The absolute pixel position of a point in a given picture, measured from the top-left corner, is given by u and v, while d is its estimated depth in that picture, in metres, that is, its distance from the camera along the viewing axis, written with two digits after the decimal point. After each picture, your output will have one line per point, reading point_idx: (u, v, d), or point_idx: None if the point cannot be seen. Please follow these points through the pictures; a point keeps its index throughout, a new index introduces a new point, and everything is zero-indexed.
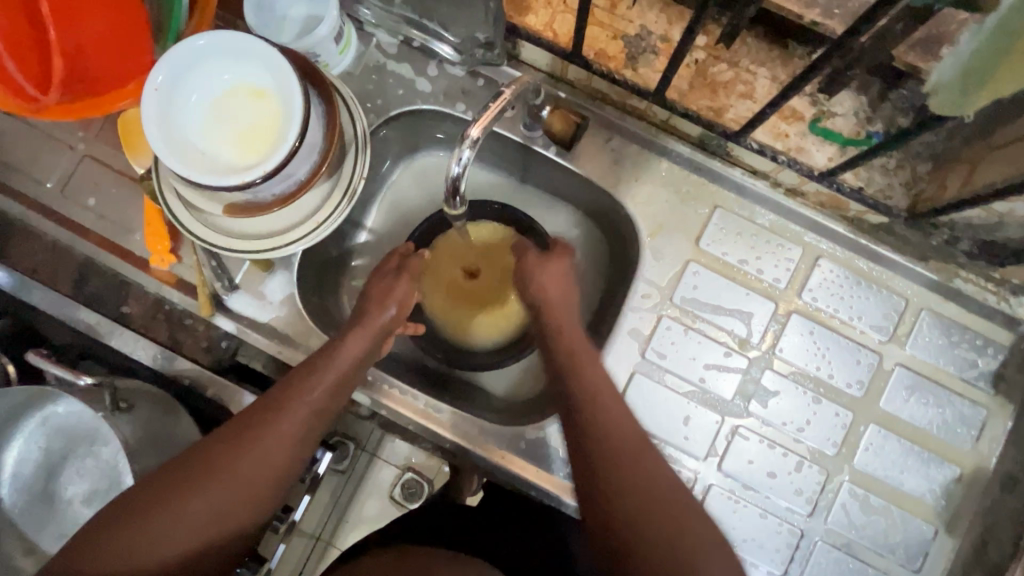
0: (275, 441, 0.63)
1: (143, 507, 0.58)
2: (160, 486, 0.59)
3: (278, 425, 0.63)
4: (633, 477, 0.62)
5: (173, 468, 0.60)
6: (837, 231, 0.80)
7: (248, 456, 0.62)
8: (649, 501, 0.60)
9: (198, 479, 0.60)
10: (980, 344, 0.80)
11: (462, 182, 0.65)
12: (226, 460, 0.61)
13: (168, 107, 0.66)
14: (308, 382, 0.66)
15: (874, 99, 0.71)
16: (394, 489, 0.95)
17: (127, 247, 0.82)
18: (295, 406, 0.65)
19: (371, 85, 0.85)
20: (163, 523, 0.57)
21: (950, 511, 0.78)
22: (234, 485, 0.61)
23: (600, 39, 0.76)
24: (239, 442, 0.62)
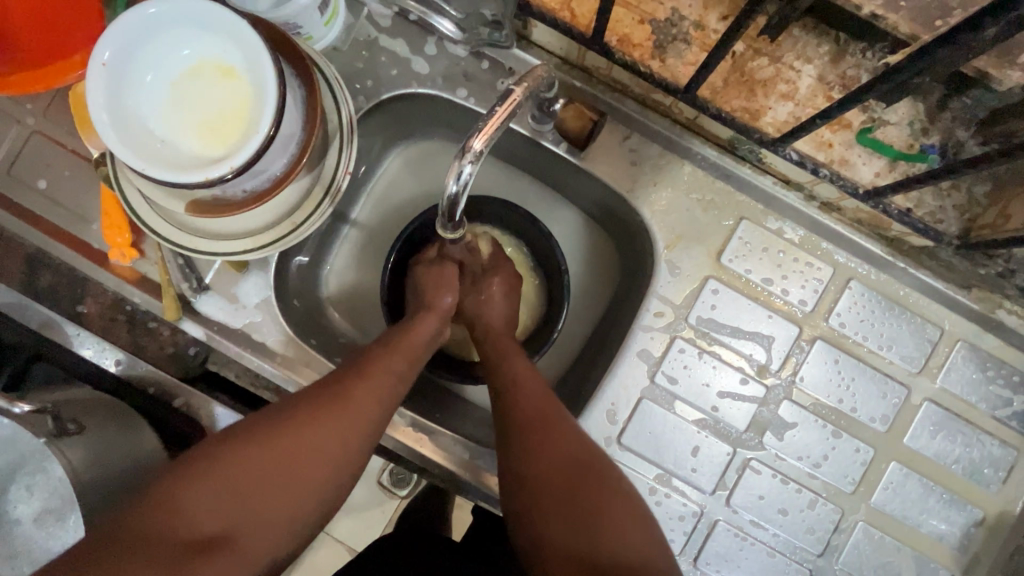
0: (342, 428, 0.56)
1: (198, 468, 0.50)
2: (215, 448, 0.52)
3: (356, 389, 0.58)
4: (570, 479, 0.56)
5: (231, 437, 0.53)
6: (872, 251, 0.72)
7: (314, 439, 0.54)
8: (576, 509, 0.54)
9: (259, 455, 0.52)
10: (1016, 381, 0.73)
11: (461, 201, 0.55)
12: (295, 418, 0.55)
13: (119, 88, 0.56)
14: (378, 362, 0.61)
15: (932, 107, 0.63)
16: (381, 476, 1.00)
17: (83, 238, 0.74)
18: (369, 384, 0.59)
19: (361, 63, 0.74)
20: (220, 481, 0.50)
21: (969, 556, 0.73)
22: (293, 473, 0.53)
23: (624, 23, 0.66)
24: (301, 416, 0.55)
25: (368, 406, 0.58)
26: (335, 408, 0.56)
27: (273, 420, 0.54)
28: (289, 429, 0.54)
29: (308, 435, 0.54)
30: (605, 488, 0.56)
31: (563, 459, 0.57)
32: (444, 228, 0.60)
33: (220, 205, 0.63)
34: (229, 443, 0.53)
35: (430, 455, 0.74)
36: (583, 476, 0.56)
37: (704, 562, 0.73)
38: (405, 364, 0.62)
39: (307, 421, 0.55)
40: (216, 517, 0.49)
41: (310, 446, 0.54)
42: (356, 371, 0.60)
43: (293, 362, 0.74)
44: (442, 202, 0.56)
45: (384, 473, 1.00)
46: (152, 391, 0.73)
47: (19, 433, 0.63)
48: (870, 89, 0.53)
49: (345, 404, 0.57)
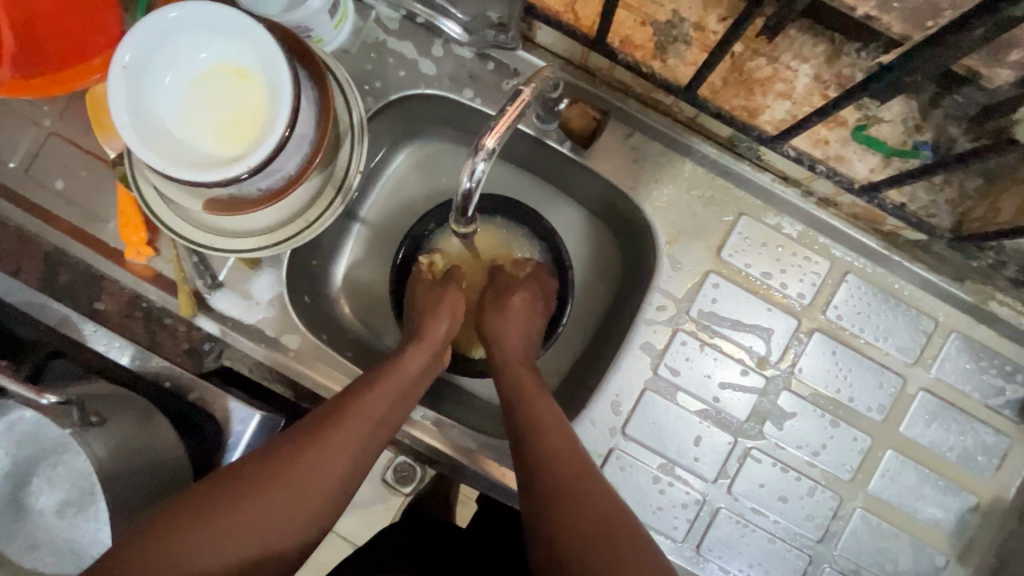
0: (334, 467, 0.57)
1: (181, 519, 0.53)
2: (200, 497, 0.54)
3: (339, 432, 0.60)
4: (560, 515, 0.56)
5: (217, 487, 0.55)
6: (867, 245, 0.74)
7: (306, 477, 0.56)
8: (589, 548, 0.54)
9: (240, 506, 0.54)
10: (1009, 371, 0.75)
11: (476, 195, 0.57)
12: (278, 466, 0.57)
13: (138, 90, 0.58)
14: (362, 403, 0.62)
15: (924, 105, 0.65)
16: (385, 473, 1.00)
17: (100, 237, 0.76)
18: (350, 428, 0.60)
19: (370, 65, 0.76)
20: (202, 532, 0.52)
21: (964, 540, 0.75)
22: (282, 512, 0.55)
23: (626, 25, 0.68)
24: (284, 463, 0.57)
25: (358, 442, 0.60)
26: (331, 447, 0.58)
27: (259, 469, 0.56)
28: (286, 468, 0.56)
29: (301, 474, 0.56)
30: (597, 524, 0.55)
31: (570, 499, 0.57)
32: (457, 223, 0.62)
33: (235, 203, 0.65)
34: (233, 480, 0.55)
35: (440, 447, 0.76)
36: (589, 515, 0.56)
37: (706, 548, 0.75)
38: (389, 401, 0.64)
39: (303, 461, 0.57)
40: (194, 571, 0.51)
41: (302, 487, 0.56)
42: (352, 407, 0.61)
43: (305, 357, 0.76)
44: (456, 196, 0.58)
45: (388, 469, 1.00)
46: (168, 385, 0.75)
47: (43, 426, 0.65)
48: (864, 86, 0.55)
49: (330, 444, 0.58)
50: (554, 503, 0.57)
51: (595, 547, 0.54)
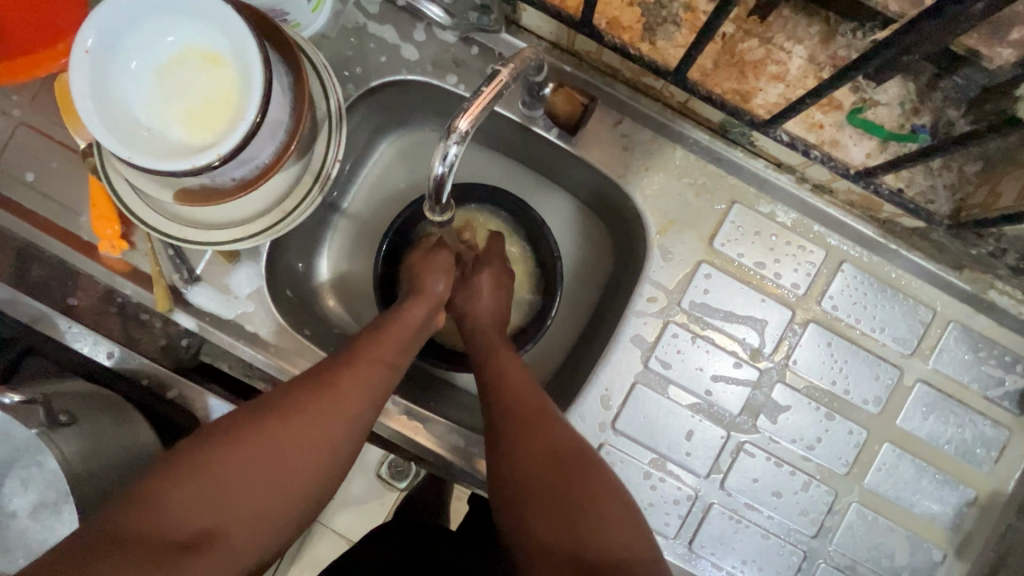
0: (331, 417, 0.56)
1: (183, 464, 0.51)
2: (200, 443, 0.52)
3: (343, 382, 0.57)
4: (535, 464, 0.56)
5: (217, 432, 0.53)
6: (863, 233, 0.72)
7: (303, 428, 0.54)
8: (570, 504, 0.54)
9: (242, 453, 0.52)
10: (1008, 361, 0.73)
11: (448, 183, 0.54)
12: (282, 412, 0.55)
13: (103, 76, 0.56)
14: (367, 352, 0.60)
15: (922, 87, 0.63)
16: (381, 468, 1.01)
17: (73, 230, 0.73)
18: (356, 376, 0.58)
19: (350, 50, 0.74)
20: (205, 477, 0.50)
21: (962, 535, 0.74)
22: (279, 465, 0.53)
23: (614, 5, 0.65)
24: (286, 410, 0.55)
25: (359, 392, 0.58)
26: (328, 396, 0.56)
27: (261, 415, 0.54)
28: (281, 418, 0.54)
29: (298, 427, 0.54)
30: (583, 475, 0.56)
31: (549, 450, 0.57)
32: (433, 212, 0.60)
33: (209, 194, 0.62)
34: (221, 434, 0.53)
35: (426, 443, 0.75)
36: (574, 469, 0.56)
37: (698, 545, 0.74)
38: (395, 353, 0.62)
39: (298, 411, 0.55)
40: (195, 515, 0.49)
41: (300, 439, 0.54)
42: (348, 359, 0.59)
43: (286, 352, 0.74)
44: (428, 185, 0.56)
45: (383, 465, 1.01)
46: (146, 382, 0.73)
47: (13, 426, 0.62)
48: (860, 64, 0.52)
49: (337, 391, 0.56)
50: (530, 449, 0.58)
51: (580, 501, 0.54)
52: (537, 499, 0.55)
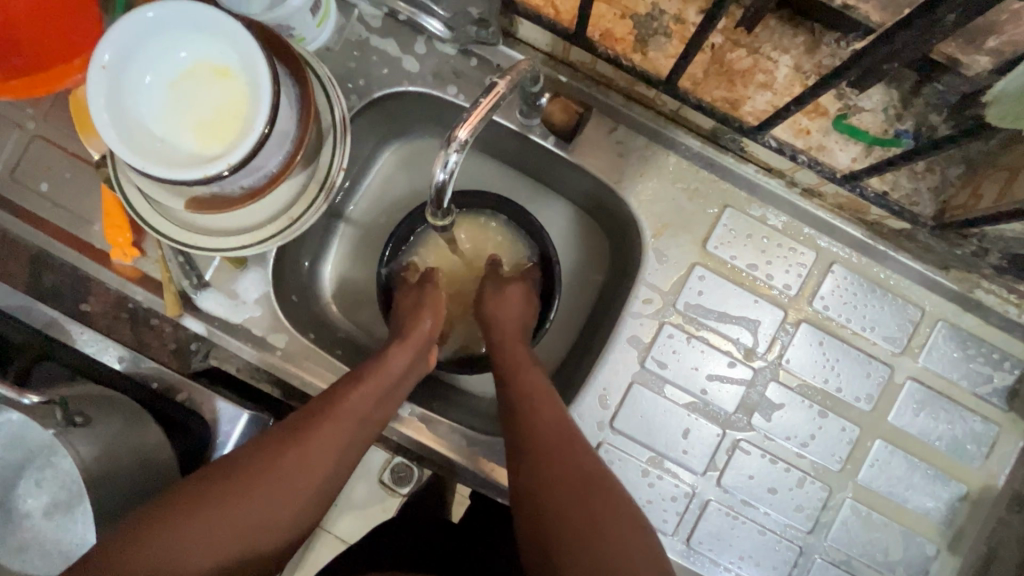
0: (320, 463, 0.60)
1: (163, 515, 0.54)
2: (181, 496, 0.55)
3: (320, 434, 0.60)
4: (540, 478, 0.59)
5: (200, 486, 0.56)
6: (853, 235, 0.74)
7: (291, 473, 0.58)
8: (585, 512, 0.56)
9: (220, 506, 0.55)
10: (996, 359, 0.75)
11: (449, 190, 0.57)
12: (259, 465, 0.57)
13: (119, 89, 0.58)
14: (347, 403, 0.62)
15: (905, 94, 0.65)
16: (382, 473, 0.97)
17: (86, 239, 0.76)
18: (333, 429, 0.60)
19: (353, 63, 0.76)
20: (182, 530, 0.53)
21: (955, 530, 0.75)
22: (264, 512, 0.56)
23: (606, 18, 0.68)
24: (265, 463, 0.58)
25: (336, 444, 0.60)
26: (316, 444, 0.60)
27: (244, 467, 0.57)
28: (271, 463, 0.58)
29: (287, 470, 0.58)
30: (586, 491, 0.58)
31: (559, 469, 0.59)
32: (434, 215, 0.62)
33: (218, 201, 0.65)
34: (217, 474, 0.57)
35: (429, 443, 0.76)
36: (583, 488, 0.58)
37: (696, 541, 0.75)
38: (373, 403, 0.64)
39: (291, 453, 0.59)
40: (168, 567, 0.52)
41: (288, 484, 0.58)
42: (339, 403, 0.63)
43: (293, 355, 0.76)
44: (430, 192, 0.58)
45: (385, 470, 0.96)
46: (157, 386, 0.75)
47: (26, 426, 0.64)
48: (841, 73, 0.55)
49: (312, 444, 0.59)
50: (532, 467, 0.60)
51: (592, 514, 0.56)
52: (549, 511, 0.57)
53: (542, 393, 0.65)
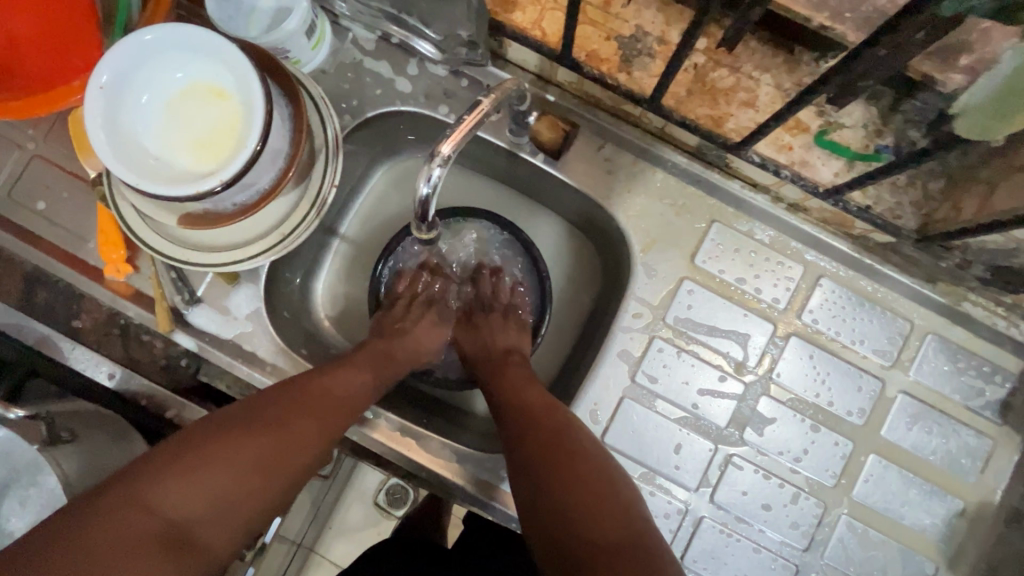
0: (323, 423, 0.59)
1: (177, 458, 0.51)
2: (199, 440, 0.52)
3: (335, 396, 0.61)
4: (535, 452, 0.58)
5: (217, 431, 0.53)
6: (839, 249, 0.75)
7: (294, 429, 0.56)
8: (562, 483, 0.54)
9: (240, 451, 0.53)
10: (987, 371, 0.75)
11: (433, 205, 0.58)
12: (279, 416, 0.56)
13: (116, 108, 0.60)
14: (354, 372, 0.65)
15: (885, 111, 0.66)
16: (378, 495, 1.04)
17: (81, 256, 0.76)
18: (346, 390, 0.63)
19: (347, 84, 0.79)
20: (200, 475, 0.50)
21: (952, 547, 0.74)
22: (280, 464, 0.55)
23: (592, 39, 0.70)
24: (285, 412, 0.57)
25: (345, 406, 0.62)
26: (319, 403, 0.60)
27: (261, 416, 0.56)
28: (271, 419, 0.56)
29: (288, 425, 0.56)
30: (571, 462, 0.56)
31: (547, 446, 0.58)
32: (420, 230, 0.63)
33: (211, 217, 0.66)
34: (218, 429, 0.54)
35: (418, 460, 0.75)
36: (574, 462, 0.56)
37: (691, 559, 0.74)
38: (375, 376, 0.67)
39: (295, 409, 0.58)
40: (179, 514, 0.49)
41: (294, 435, 0.56)
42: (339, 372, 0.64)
43: (283, 371, 0.76)
44: (415, 206, 0.59)
45: (380, 492, 1.04)
46: (145, 402, 0.75)
47: (17, 442, 0.61)
48: (815, 89, 0.57)
49: (329, 403, 0.60)
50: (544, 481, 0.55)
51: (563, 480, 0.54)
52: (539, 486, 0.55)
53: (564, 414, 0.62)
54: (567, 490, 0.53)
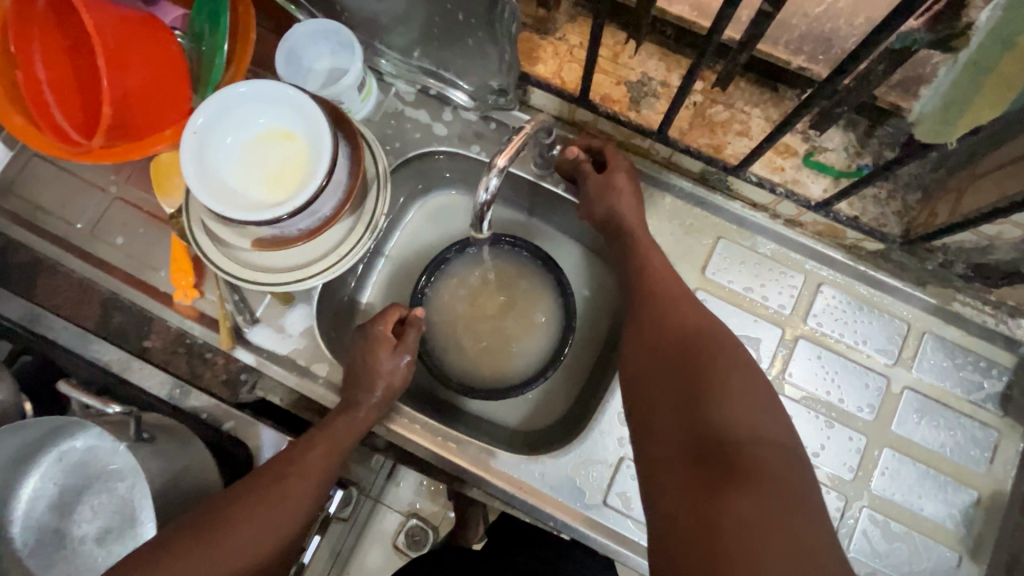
0: (277, 510, 0.66)
1: (142, 566, 0.58)
2: (162, 546, 0.60)
3: (290, 484, 0.68)
4: (674, 335, 0.65)
5: (174, 541, 0.60)
6: (835, 258, 0.83)
7: (236, 533, 0.63)
8: (697, 372, 0.60)
9: (197, 553, 0.60)
10: (984, 366, 0.81)
11: (488, 209, 0.70)
12: (230, 513, 0.64)
13: (204, 149, 0.70)
14: (313, 455, 0.71)
15: (861, 135, 0.76)
16: (397, 536, 1.12)
17: (152, 283, 0.85)
18: (301, 474, 0.69)
19: (390, 130, 0.90)
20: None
21: (972, 536, 0.77)
22: (234, 556, 0.62)
23: (605, 85, 0.82)
24: (238, 506, 0.64)
25: (298, 492, 0.68)
26: (266, 504, 0.66)
27: (213, 515, 0.63)
28: (217, 527, 0.62)
29: (238, 522, 0.63)
30: (700, 355, 0.62)
31: (680, 331, 0.65)
32: (477, 232, 0.74)
33: (279, 240, 0.75)
34: (176, 538, 0.61)
35: (458, 463, 0.79)
36: (699, 349, 0.63)
37: None
38: (332, 454, 0.72)
39: (240, 510, 0.64)
40: None
41: (238, 536, 0.63)
42: (290, 469, 0.69)
43: (332, 383, 0.83)
44: (472, 211, 0.71)
45: (400, 534, 1.12)
46: (204, 417, 0.81)
47: (103, 443, 0.72)
48: (800, 112, 0.66)
49: (284, 489, 0.67)
50: (676, 335, 0.65)
51: (706, 375, 0.60)
52: (668, 348, 0.64)
53: (752, 438, 0.54)
54: (704, 372, 0.60)
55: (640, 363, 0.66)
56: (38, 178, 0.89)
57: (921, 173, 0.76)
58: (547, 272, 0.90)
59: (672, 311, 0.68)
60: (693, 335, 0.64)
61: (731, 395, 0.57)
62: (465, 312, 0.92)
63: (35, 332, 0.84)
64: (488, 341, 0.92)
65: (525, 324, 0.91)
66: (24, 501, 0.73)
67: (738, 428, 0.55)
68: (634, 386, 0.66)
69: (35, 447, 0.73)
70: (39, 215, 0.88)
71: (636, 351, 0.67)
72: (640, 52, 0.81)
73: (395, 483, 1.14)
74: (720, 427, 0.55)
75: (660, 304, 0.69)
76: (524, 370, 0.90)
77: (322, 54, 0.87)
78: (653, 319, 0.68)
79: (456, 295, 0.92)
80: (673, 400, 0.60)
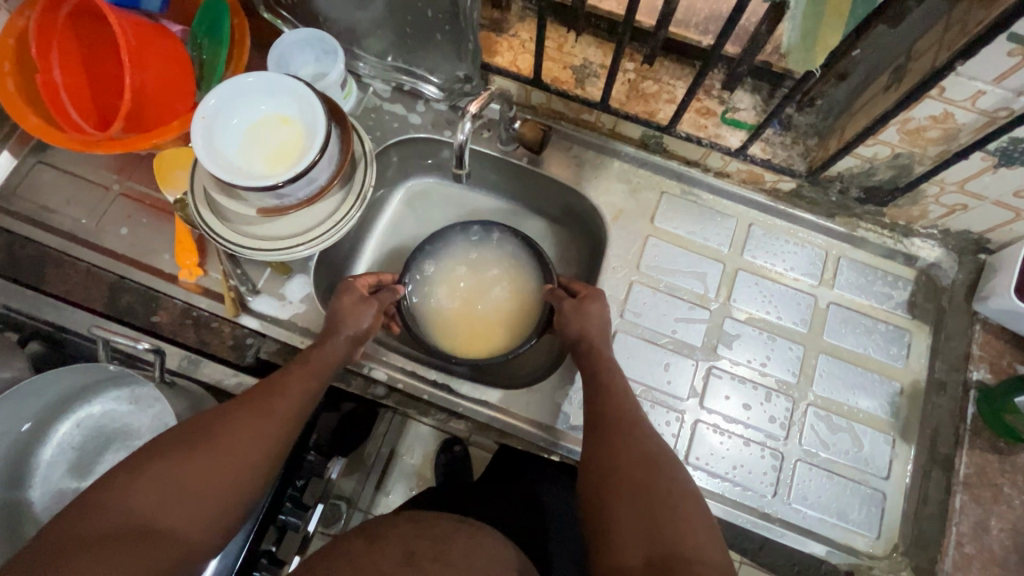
0: (267, 417, 0.67)
1: (134, 466, 0.58)
2: (155, 448, 0.60)
3: (277, 395, 0.70)
4: (628, 459, 0.67)
5: (167, 445, 0.61)
6: (759, 201, 0.99)
7: (229, 434, 0.64)
8: (650, 502, 0.62)
9: (193, 450, 0.61)
10: (891, 279, 0.96)
11: (467, 148, 0.83)
12: (221, 420, 0.65)
13: (211, 131, 0.80)
14: (294, 374, 0.73)
15: (764, 97, 0.94)
16: None
17: (157, 266, 0.92)
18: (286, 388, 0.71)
19: (371, 122, 1.03)
20: (149, 476, 0.57)
21: (900, 421, 0.90)
22: (229, 454, 0.62)
23: (554, 69, 0.98)
24: (228, 414, 0.66)
25: (286, 402, 0.70)
26: (255, 409, 0.67)
27: (203, 423, 0.64)
28: (208, 431, 0.63)
29: (230, 425, 0.64)
30: (651, 474, 0.65)
31: (631, 454, 0.67)
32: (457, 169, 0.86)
33: (280, 209, 0.84)
34: (168, 442, 0.61)
35: (455, 397, 0.89)
36: (653, 478, 0.64)
37: (694, 458, 0.87)
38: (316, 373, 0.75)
39: (223, 430, 0.64)
40: (138, 505, 0.56)
41: (232, 438, 0.63)
42: (275, 386, 0.71)
43: None
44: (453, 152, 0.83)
45: None
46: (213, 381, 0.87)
47: (123, 403, 0.79)
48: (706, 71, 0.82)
49: (273, 399, 0.69)
50: (630, 458, 0.67)
51: (661, 502, 0.62)
52: (619, 476, 0.65)
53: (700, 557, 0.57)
54: (658, 506, 0.61)
55: (593, 484, 0.67)
56: (43, 181, 0.97)
57: (815, 122, 0.93)
58: (523, 255, 0.98)
59: (622, 437, 0.70)
60: (645, 463, 0.66)
61: (680, 523, 0.60)
62: (451, 295, 1.00)
63: (43, 317, 0.89)
64: (475, 320, 0.99)
65: (507, 303, 0.99)
66: (40, 468, 0.77)
67: (688, 548, 0.57)
68: (590, 500, 0.66)
69: (54, 411, 0.77)
70: (44, 215, 0.95)
71: (590, 482, 0.68)
72: (580, 41, 0.98)
73: (383, 494, 1.20)
74: (677, 540, 0.58)
75: (608, 427, 0.71)
76: (509, 341, 0.98)
77: (306, 61, 0.99)
78: (605, 443, 0.70)
79: (443, 280, 1.00)
80: (630, 523, 0.61)
